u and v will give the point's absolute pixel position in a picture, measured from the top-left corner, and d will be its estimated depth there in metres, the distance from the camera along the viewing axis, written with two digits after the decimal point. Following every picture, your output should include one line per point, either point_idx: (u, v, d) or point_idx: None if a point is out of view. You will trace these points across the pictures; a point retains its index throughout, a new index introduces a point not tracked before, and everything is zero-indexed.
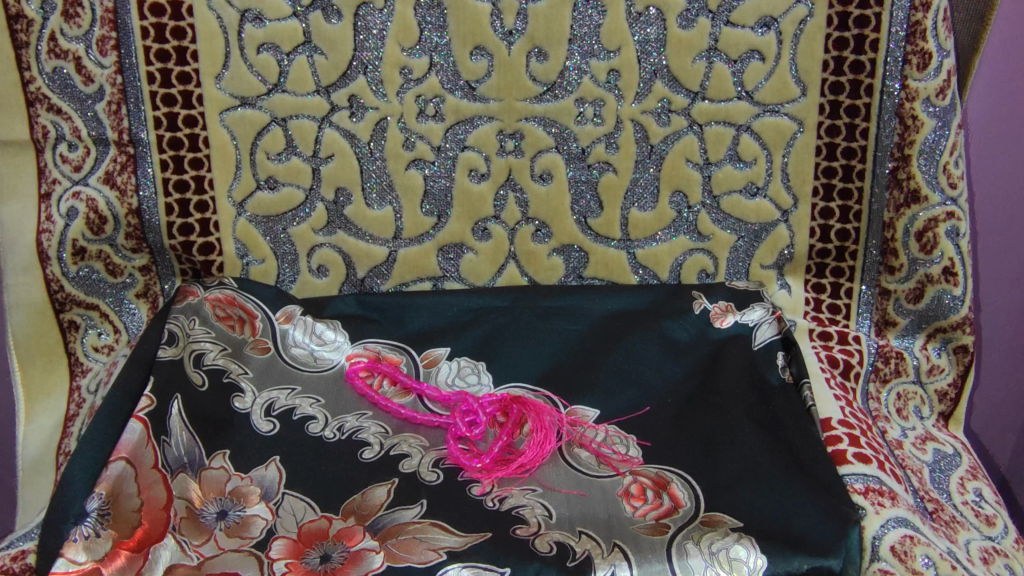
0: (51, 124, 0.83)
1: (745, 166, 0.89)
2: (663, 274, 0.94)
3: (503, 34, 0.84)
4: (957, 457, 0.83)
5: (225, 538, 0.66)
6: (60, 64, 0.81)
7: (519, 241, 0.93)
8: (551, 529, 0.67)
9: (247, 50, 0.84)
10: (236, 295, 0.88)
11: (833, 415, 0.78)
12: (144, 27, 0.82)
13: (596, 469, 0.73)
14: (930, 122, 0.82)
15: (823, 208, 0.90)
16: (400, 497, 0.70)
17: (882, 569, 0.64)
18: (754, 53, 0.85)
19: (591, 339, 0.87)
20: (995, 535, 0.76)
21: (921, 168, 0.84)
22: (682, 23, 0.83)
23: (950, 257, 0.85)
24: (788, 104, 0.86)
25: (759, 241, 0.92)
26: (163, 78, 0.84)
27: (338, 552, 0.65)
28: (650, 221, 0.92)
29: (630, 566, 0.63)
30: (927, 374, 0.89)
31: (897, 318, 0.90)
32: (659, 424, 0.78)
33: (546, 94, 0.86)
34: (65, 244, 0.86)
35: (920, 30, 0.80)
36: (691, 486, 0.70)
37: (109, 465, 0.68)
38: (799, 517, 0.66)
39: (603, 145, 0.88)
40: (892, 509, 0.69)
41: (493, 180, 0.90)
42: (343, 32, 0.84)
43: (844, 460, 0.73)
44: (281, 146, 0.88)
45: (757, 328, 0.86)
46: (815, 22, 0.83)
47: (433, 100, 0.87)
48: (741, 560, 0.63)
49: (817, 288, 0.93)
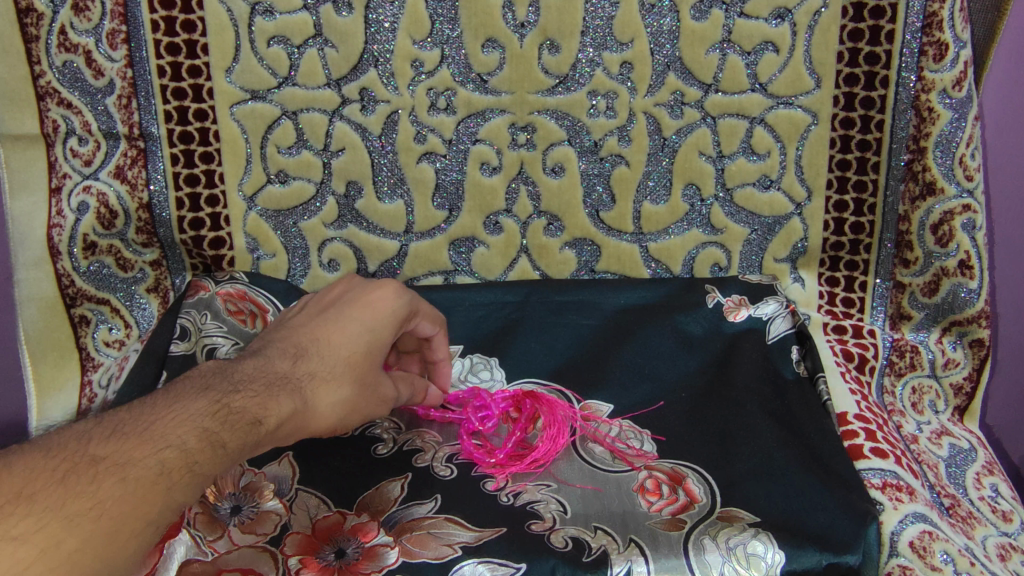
0: (61, 118, 0.83)
1: (759, 158, 0.89)
2: (676, 268, 0.94)
3: (515, 27, 0.83)
4: (973, 452, 0.83)
5: (239, 534, 0.66)
6: (70, 57, 0.81)
7: (531, 236, 0.93)
8: (566, 525, 0.66)
9: (257, 43, 0.83)
10: (247, 289, 0.87)
11: (849, 409, 0.78)
12: (154, 20, 0.82)
13: (611, 464, 0.73)
14: (947, 113, 0.81)
15: (837, 201, 0.89)
16: (414, 492, 0.70)
17: (901, 565, 0.65)
18: (768, 45, 0.84)
19: (605, 334, 0.87)
20: (1011, 531, 0.75)
21: (937, 160, 0.83)
22: (694, 15, 0.83)
23: (966, 250, 0.84)
24: (802, 96, 0.85)
25: (772, 234, 0.92)
26: (174, 71, 0.83)
27: (353, 547, 0.65)
28: (663, 214, 0.91)
29: (647, 562, 0.63)
30: (942, 368, 0.89)
31: (912, 312, 0.89)
32: (674, 418, 0.78)
33: (558, 87, 0.86)
34: (77, 239, 0.87)
35: (936, 21, 0.79)
36: (708, 480, 0.70)
37: None
38: (817, 512, 0.65)
39: (616, 138, 0.88)
40: (910, 504, 0.69)
41: (505, 173, 0.90)
42: (354, 25, 0.83)
43: (861, 455, 0.73)
44: (292, 140, 0.87)
45: (771, 322, 0.85)
46: (829, 13, 0.82)
47: (445, 93, 0.86)
48: (759, 556, 0.62)
49: (831, 282, 0.92)
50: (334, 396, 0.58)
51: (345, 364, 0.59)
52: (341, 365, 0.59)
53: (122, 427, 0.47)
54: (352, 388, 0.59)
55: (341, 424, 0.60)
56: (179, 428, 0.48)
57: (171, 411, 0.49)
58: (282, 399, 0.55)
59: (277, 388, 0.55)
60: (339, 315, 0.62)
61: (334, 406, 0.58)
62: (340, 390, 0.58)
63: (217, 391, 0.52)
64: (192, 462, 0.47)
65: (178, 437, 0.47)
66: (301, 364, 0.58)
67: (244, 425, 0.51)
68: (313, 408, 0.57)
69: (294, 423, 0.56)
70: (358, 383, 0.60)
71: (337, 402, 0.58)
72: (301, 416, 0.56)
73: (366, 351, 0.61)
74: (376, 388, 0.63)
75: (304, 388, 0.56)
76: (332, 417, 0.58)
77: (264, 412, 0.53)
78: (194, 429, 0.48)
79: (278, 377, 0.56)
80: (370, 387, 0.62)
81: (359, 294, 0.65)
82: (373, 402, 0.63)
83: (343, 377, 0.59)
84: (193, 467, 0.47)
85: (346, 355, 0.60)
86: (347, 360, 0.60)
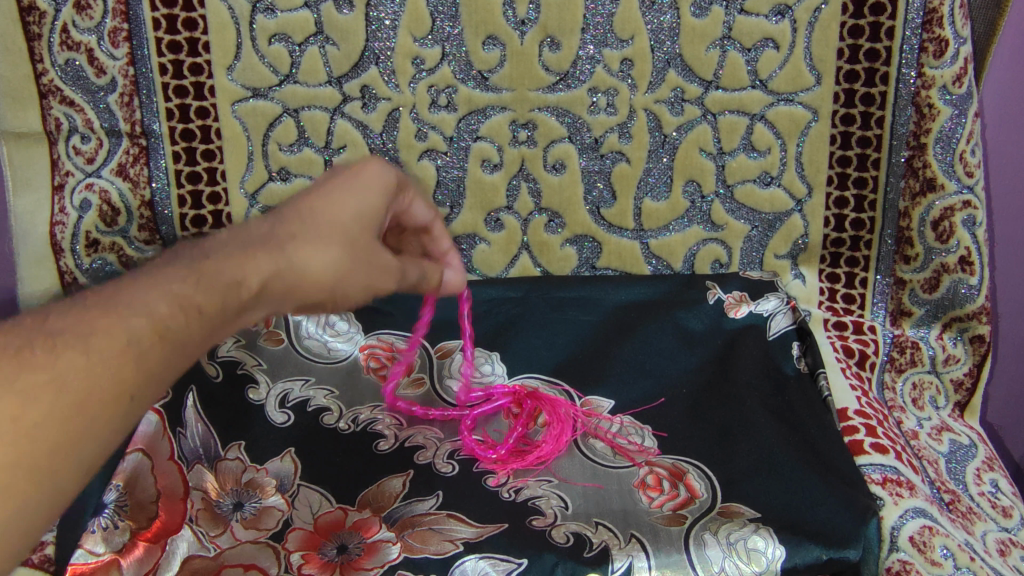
0: (64, 116, 0.84)
1: (758, 155, 0.89)
2: (676, 264, 0.95)
3: (516, 24, 0.83)
4: (973, 448, 0.83)
5: (242, 529, 0.67)
6: (73, 55, 0.82)
7: (531, 232, 0.93)
8: (567, 520, 0.67)
9: (258, 41, 0.83)
10: None
11: (850, 405, 0.79)
12: (156, 18, 0.82)
13: (612, 460, 0.73)
14: (947, 110, 0.81)
15: (837, 197, 0.89)
16: (416, 489, 0.70)
17: (902, 559, 0.65)
18: (768, 41, 0.83)
19: (606, 330, 0.87)
20: (1011, 526, 0.75)
21: (937, 157, 0.83)
22: (694, 11, 0.82)
23: (967, 246, 0.85)
24: (802, 92, 0.85)
25: (773, 231, 0.92)
26: (175, 70, 0.83)
27: (355, 543, 0.65)
28: (664, 211, 0.92)
29: (648, 557, 0.63)
30: (942, 364, 0.89)
31: (912, 308, 0.90)
32: (675, 414, 0.78)
33: (559, 84, 0.86)
34: (79, 237, 0.88)
35: (936, 17, 0.78)
36: (709, 476, 0.70)
37: (126, 457, 0.70)
38: (818, 507, 0.65)
39: (616, 135, 0.88)
40: (910, 499, 0.69)
41: (506, 170, 0.90)
42: (355, 23, 0.83)
43: (861, 451, 0.73)
44: (293, 138, 0.88)
45: (771, 319, 0.86)
46: (829, 9, 0.81)
47: (446, 90, 0.86)
48: (760, 551, 0.62)
49: (832, 278, 0.93)
50: (322, 255, 0.50)
51: (332, 224, 0.51)
52: (326, 227, 0.51)
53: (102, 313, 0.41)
54: (343, 248, 0.51)
55: (335, 292, 0.52)
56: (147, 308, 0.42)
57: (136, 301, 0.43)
58: (262, 256, 0.48)
59: (256, 247, 0.48)
60: (323, 186, 0.55)
61: (325, 267, 0.50)
62: (329, 246, 0.50)
63: (187, 260, 0.46)
64: (163, 328, 0.42)
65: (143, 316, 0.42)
66: (280, 227, 0.50)
67: (223, 286, 0.46)
68: (297, 266, 0.49)
69: (281, 286, 0.49)
70: (349, 245, 0.51)
71: (329, 262, 0.50)
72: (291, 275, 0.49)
73: (363, 202, 0.55)
74: (373, 257, 0.54)
75: (285, 246, 0.49)
76: (322, 275, 0.50)
77: (242, 273, 0.46)
78: (164, 294, 0.43)
79: (257, 238, 0.49)
80: (365, 255, 0.53)
81: (343, 170, 0.58)
82: (373, 273, 0.54)
83: (335, 235, 0.51)
84: (165, 332, 0.42)
85: (338, 209, 0.53)
86: (333, 221, 0.52)
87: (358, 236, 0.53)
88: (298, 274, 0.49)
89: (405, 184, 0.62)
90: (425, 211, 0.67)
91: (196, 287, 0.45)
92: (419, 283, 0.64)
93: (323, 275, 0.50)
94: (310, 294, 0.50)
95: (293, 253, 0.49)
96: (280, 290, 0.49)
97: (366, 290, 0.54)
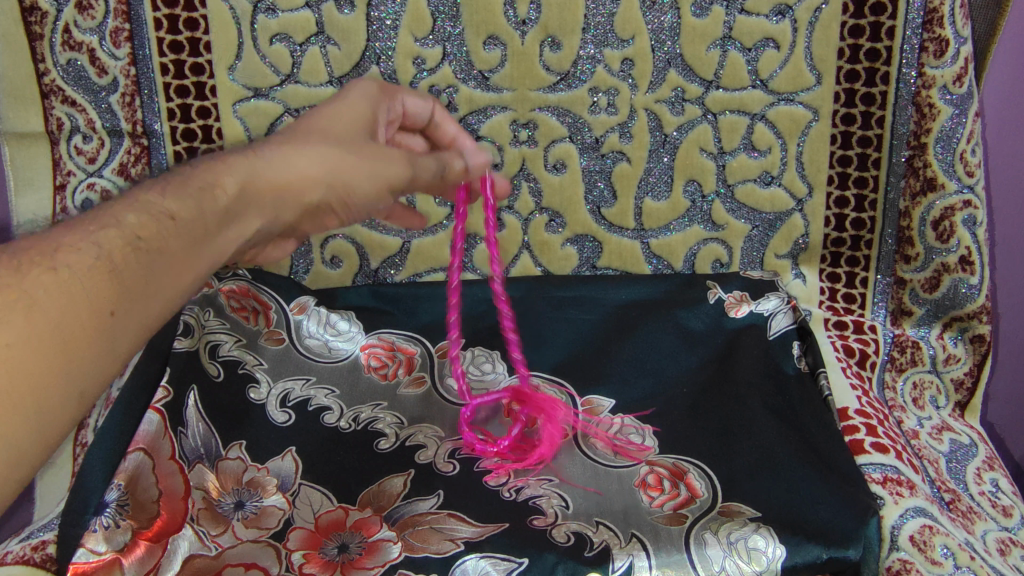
0: (66, 116, 0.84)
1: (759, 155, 0.89)
2: (677, 264, 0.95)
3: (516, 24, 0.83)
4: (973, 447, 0.83)
5: (243, 529, 0.67)
6: (74, 55, 0.82)
7: (532, 232, 0.93)
8: (567, 520, 0.67)
9: (259, 40, 0.83)
10: (250, 286, 0.88)
11: (850, 405, 0.79)
12: (157, 19, 0.82)
13: (612, 460, 0.73)
14: (947, 109, 0.81)
15: (838, 197, 0.89)
16: (417, 488, 0.70)
17: (902, 559, 0.65)
18: (768, 41, 0.83)
19: (607, 329, 0.87)
20: (1011, 525, 0.75)
21: (938, 156, 0.83)
22: (695, 11, 0.82)
23: (967, 246, 0.85)
24: (803, 92, 0.85)
25: (773, 231, 0.92)
26: (177, 69, 0.84)
27: (355, 543, 0.65)
28: (664, 211, 0.92)
29: (648, 557, 0.63)
30: (942, 364, 0.89)
31: (913, 308, 0.90)
32: (676, 413, 0.78)
33: (559, 84, 0.86)
34: None
35: (937, 17, 0.78)
36: (709, 475, 0.70)
37: (126, 456, 0.68)
38: (819, 506, 0.65)
39: (617, 134, 0.88)
40: (911, 498, 0.69)
41: (507, 170, 0.90)
42: (356, 23, 0.83)
43: (861, 450, 0.73)
44: None
45: (772, 318, 0.86)
46: (830, 9, 0.81)
47: (447, 90, 0.86)
48: (760, 550, 0.62)
49: (832, 278, 0.93)
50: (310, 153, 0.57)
51: (320, 133, 0.60)
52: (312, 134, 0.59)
53: (82, 271, 0.45)
54: (333, 146, 0.59)
55: (332, 182, 0.58)
56: (123, 228, 0.48)
57: (116, 224, 0.48)
58: (239, 161, 0.55)
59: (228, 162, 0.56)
60: (316, 110, 0.64)
61: (316, 159, 0.57)
62: (317, 144, 0.58)
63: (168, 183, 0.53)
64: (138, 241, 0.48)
65: (116, 237, 0.47)
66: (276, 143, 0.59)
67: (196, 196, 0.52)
68: (283, 169, 0.56)
69: (273, 185, 0.56)
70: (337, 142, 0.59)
71: (319, 158, 0.58)
72: (264, 177, 0.56)
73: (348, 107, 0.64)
74: (370, 146, 0.61)
75: (268, 157, 0.56)
76: (310, 170, 0.57)
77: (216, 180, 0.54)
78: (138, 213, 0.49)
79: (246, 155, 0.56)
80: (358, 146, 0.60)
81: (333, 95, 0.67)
82: (375, 160, 0.61)
83: (320, 138, 0.59)
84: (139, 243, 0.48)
85: (330, 116, 0.62)
86: (320, 130, 0.60)
87: (347, 136, 0.61)
88: (275, 179, 0.56)
89: (391, 87, 0.71)
90: (419, 102, 0.74)
91: (169, 201, 0.51)
92: (441, 173, 0.69)
93: (301, 174, 0.57)
94: (310, 194, 0.58)
95: (270, 157, 0.56)
96: (273, 186, 0.56)
97: (375, 179, 0.60)
